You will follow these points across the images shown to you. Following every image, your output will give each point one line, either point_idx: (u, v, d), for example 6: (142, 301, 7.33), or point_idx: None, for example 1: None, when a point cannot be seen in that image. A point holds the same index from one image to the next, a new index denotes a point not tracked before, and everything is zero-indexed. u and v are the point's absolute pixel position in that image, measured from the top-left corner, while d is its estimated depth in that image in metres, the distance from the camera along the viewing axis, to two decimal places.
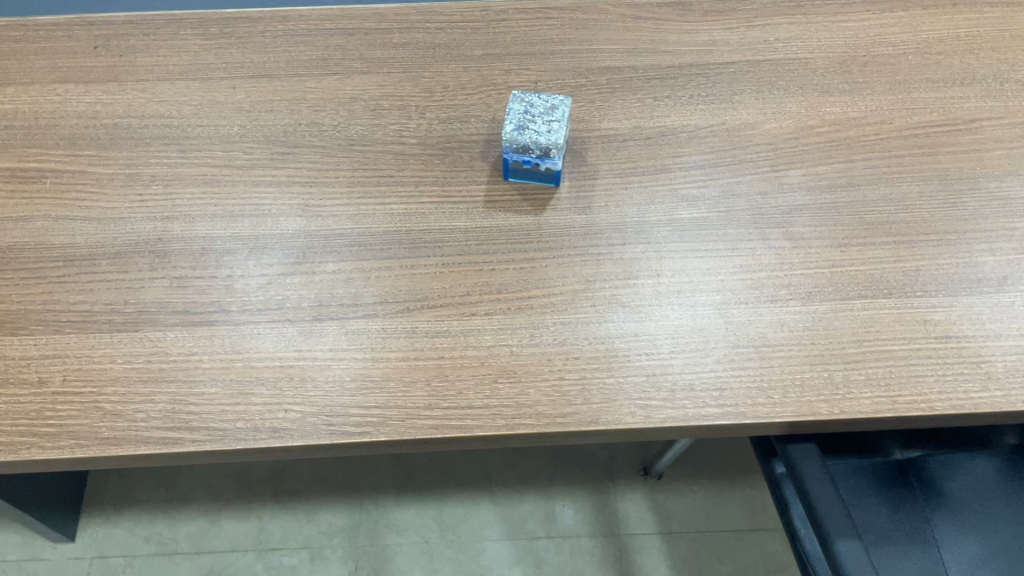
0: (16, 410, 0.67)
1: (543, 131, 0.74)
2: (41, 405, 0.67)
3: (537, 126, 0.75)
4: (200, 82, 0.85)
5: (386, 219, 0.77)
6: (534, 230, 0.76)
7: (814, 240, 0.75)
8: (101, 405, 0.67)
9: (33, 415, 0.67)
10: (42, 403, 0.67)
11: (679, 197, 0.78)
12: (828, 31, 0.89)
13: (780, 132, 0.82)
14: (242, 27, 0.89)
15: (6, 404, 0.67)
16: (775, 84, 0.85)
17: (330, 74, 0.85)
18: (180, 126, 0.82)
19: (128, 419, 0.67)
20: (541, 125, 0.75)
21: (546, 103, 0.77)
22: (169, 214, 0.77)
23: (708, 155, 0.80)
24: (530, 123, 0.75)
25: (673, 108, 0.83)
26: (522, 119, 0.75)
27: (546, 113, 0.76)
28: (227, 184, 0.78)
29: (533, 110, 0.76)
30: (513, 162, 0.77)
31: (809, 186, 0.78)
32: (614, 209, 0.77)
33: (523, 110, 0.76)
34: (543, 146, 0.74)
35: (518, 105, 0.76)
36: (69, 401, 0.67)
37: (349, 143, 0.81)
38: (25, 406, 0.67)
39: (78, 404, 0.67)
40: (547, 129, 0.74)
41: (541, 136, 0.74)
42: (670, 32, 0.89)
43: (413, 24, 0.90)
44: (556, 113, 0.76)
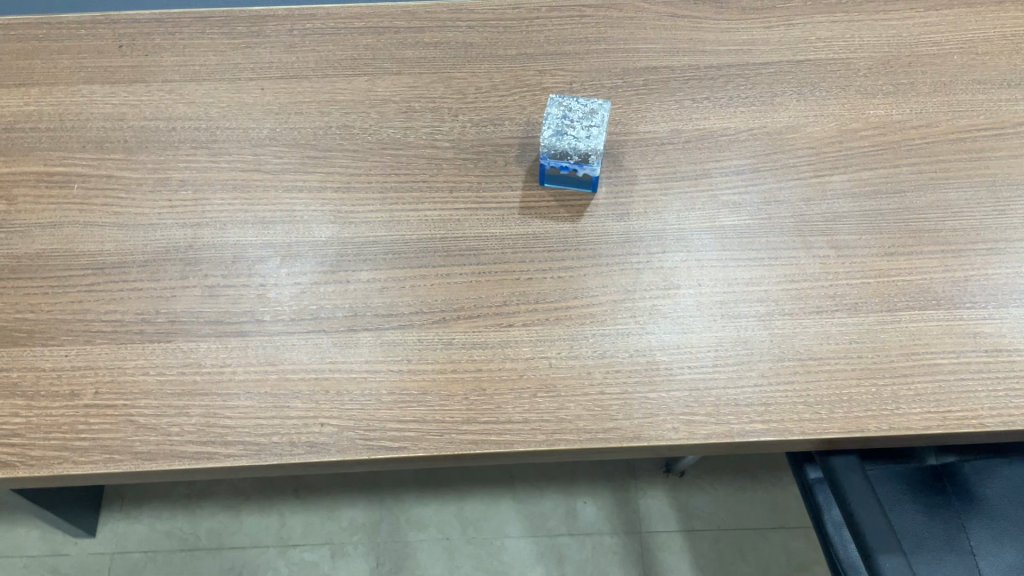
0: (48, 423, 0.66)
1: (582, 137, 0.72)
2: (72, 418, 0.66)
3: (576, 132, 0.73)
4: (228, 82, 0.83)
5: (421, 226, 0.75)
6: (571, 237, 0.75)
7: (860, 249, 0.73)
8: (134, 418, 0.66)
9: (64, 429, 0.65)
10: (74, 416, 0.66)
11: (720, 203, 0.76)
12: (871, 30, 0.86)
13: (822, 135, 0.79)
14: (269, 25, 0.87)
15: (38, 417, 0.66)
16: (817, 85, 0.82)
17: (360, 75, 0.83)
18: (209, 129, 0.80)
19: (162, 433, 0.65)
20: (580, 130, 0.73)
21: (585, 107, 0.74)
22: (199, 220, 0.75)
23: (749, 159, 0.78)
24: (569, 128, 0.73)
25: (712, 110, 0.81)
26: (561, 124, 0.73)
27: (587, 117, 0.74)
28: (257, 190, 0.77)
29: (572, 115, 0.74)
30: (551, 168, 0.75)
31: (853, 192, 0.76)
32: (653, 215, 0.76)
33: (562, 114, 0.74)
34: (582, 151, 0.72)
35: (557, 108, 0.74)
36: (102, 414, 0.66)
37: (381, 146, 0.79)
38: (56, 419, 0.66)
39: (110, 418, 0.66)
40: (586, 135, 0.72)
41: (581, 141, 0.72)
42: (708, 32, 0.86)
43: (444, 22, 0.87)
44: (596, 117, 0.74)
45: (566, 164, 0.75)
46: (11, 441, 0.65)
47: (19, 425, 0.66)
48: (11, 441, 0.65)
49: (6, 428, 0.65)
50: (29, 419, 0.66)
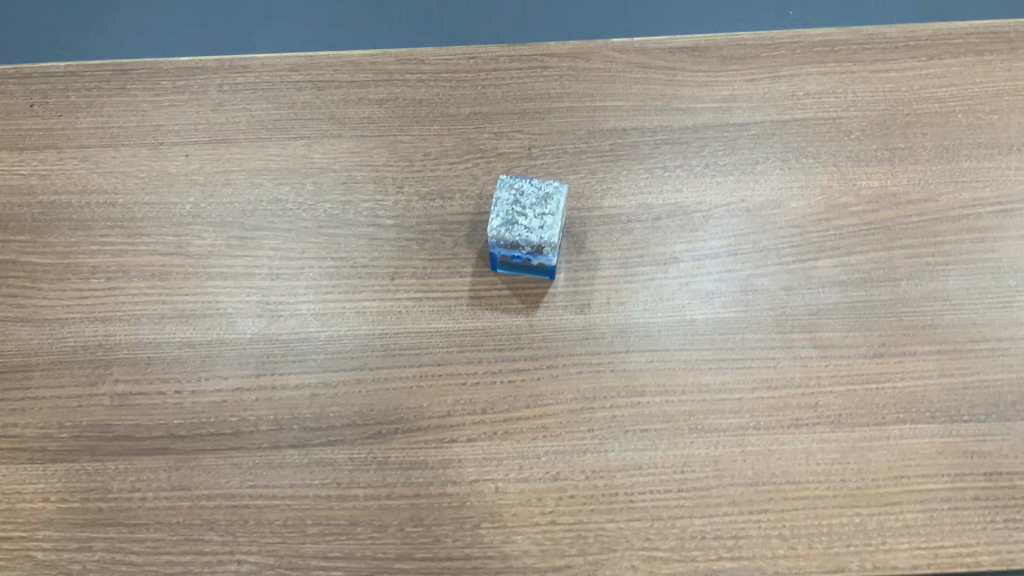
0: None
1: (535, 227, 0.64)
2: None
3: (529, 221, 0.64)
4: (149, 148, 0.75)
5: (358, 320, 0.68)
6: (524, 333, 0.67)
7: (846, 349, 0.66)
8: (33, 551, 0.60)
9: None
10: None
11: (691, 292, 0.68)
12: (866, 82, 0.77)
13: (807, 212, 0.71)
14: (196, 78, 0.78)
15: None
16: (803, 151, 0.74)
17: (296, 139, 0.75)
18: (126, 205, 0.72)
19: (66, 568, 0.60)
20: (533, 219, 0.64)
21: (539, 190, 0.66)
22: (111, 315, 0.68)
23: (725, 240, 0.70)
24: (521, 216, 0.65)
25: (685, 180, 0.73)
26: (511, 212, 0.65)
27: (540, 202, 0.65)
28: (178, 278, 0.69)
29: (525, 200, 0.65)
30: (502, 256, 0.67)
31: (840, 281, 0.68)
32: (617, 307, 0.68)
33: (513, 199, 0.66)
34: (535, 244, 0.64)
35: (507, 192, 0.66)
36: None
37: (317, 225, 0.71)
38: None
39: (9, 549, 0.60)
40: (539, 225, 0.64)
41: (533, 232, 0.64)
42: (684, 85, 0.77)
43: (391, 75, 0.78)
44: (551, 203, 0.65)
45: (519, 253, 0.67)
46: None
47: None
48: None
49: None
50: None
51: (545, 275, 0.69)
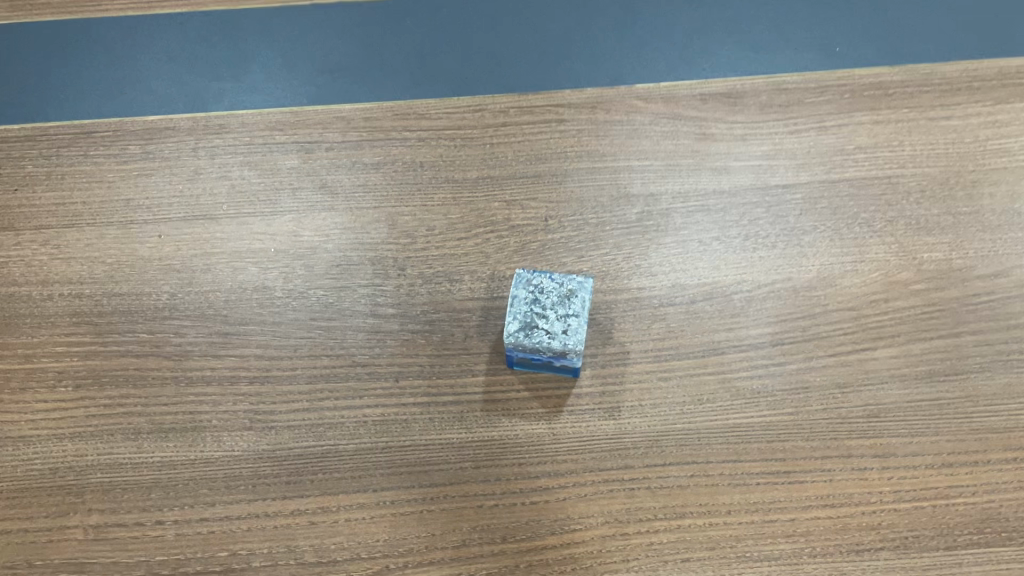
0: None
1: (558, 333, 0.56)
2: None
3: (550, 325, 0.57)
4: (118, 228, 0.66)
5: (359, 431, 0.60)
6: (547, 443, 0.60)
7: (910, 459, 0.59)
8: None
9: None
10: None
11: (733, 390, 0.61)
12: (925, 132, 0.68)
13: (863, 291, 0.63)
14: (168, 142, 0.69)
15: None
16: (855, 217, 0.66)
17: (283, 212, 0.67)
18: (93, 296, 0.64)
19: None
20: (555, 322, 0.57)
21: (561, 286, 0.58)
22: (79, 431, 0.60)
23: (770, 327, 0.62)
24: (541, 318, 0.57)
25: (722, 255, 0.65)
26: (530, 314, 0.57)
27: (563, 301, 0.57)
28: (155, 384, 0.62)
29: (545, 299, 0.57)
30: (520, 357, 0.60)
31: (902, 375, 0.61)
32: (651, 410, 0.60)
33: (532, 297, 0.58)
34: (558, 351, 0.56)
35: (525, 288, 0.58)
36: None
37: (310, 317, 0.63)
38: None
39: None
40: (562, 330, 0.56)
41: (556, 336, 0.56)
42: (719, 140, 0.68)
43: (388, 133, 0.69)
44: (575, 302, 0.57)
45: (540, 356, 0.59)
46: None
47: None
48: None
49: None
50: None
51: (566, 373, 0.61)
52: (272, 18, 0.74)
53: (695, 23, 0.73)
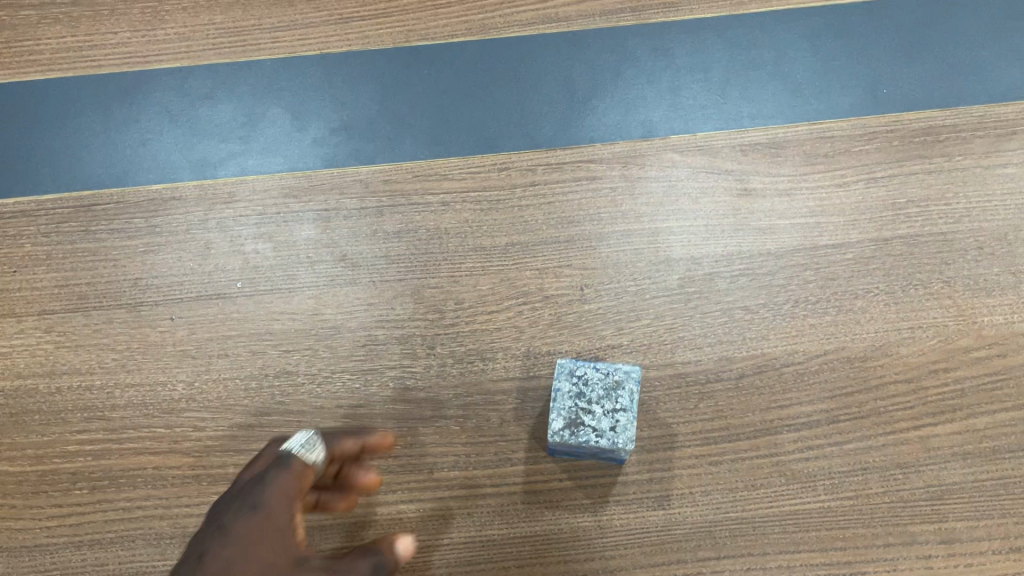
0: (267, 509, 0.45)
1: (604, 430, 0.53)
2: (279, 490, 0.46)
3: (596, 421, 0.53)
4: (127, 311, 0.62)
5: (394, 530, 0.57)
6: (594, 538, 0.57)
7: (976, 544, 0.56)
8: (302, 443, 0.50)
9: (297, 506, 0.46)
10: (271, 489, 0.46)
11: (788, 473, 0.58)
12: (981, 182, 0.64)
13: (922, 360, 0.60)
14: (175, 214, 0.65)
15: (214, 526, 0.44)
16: (910, 278, 0.62)
17: (302, 288, 0.63)
18: (104, 388, 0.60)
19: (274, 458, 0.51)
20: (601, 418, 0.53)
21: (606, 377, 0.54)
22: (98, 538, 0.57)
23: (825, 402, 0.59)
24: (586, 412, 0.53)
25: (771, 324, 0.61)
26: (574, 409, 0.53)
27: (609, 393, 0.54)
28: (175, 484, 0.58)
29: (589, 392, 0.54)
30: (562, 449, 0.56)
31: (966, 452, 0.58)
32: (702, 498, 0.57)
33: (576, 389, 0.54)
34: (606, 448, 0.52)
35: (568, 380, 0.54)
36: (282, 471, 0.48)
37: (336, 404, 0.60)
38: (243, 506, 0.45)
39: (295, 466, 0.48)
40: (610, 427, 0.53)
41: (602, 431, 0.53)
42: (763, 196, 0.64)
43: (411, 196, 0.65)
44: (622, 394, 0.54)
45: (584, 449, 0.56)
46: (276, 561, 0.42)
47: (259, 539, 0.43)
48: (290, 559, 0.43)
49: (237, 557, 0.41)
50: (220, 525, 0.44)
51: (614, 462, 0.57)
52: (279, 70, 0.69)
53: (732, 64, 0.69)
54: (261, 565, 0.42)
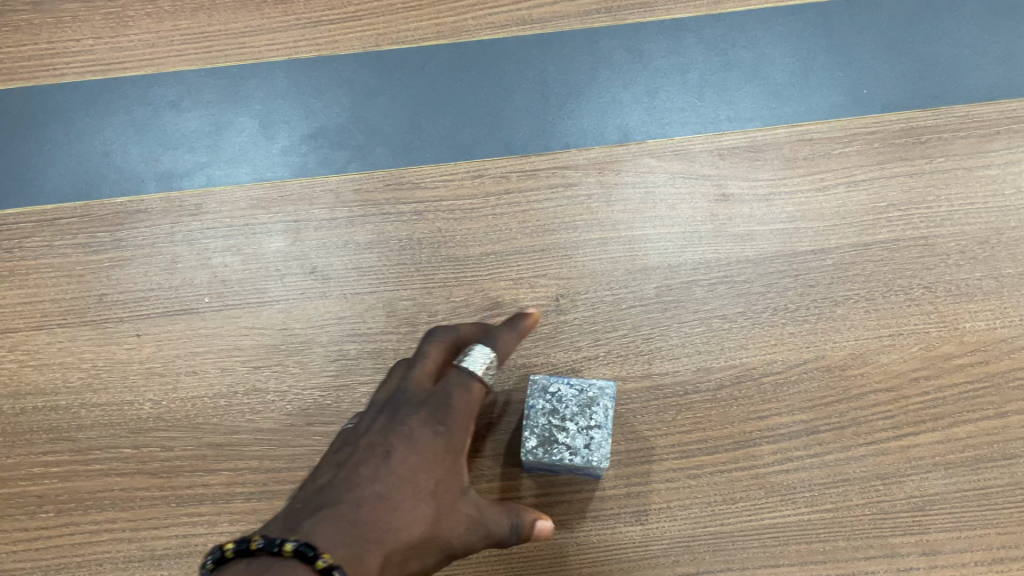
0: (456, 431, 0.46)
1: (579, 446, 0.52)
2: (463, 414, 0.47)
3: (570, 437, 0.52)
4: (92, 329, 0.61)
5: None
6: (571, 555, 0.56)
7: (959, 556, 0.55)
8: (480, 354, 0.50)
9: (467, 430, 0.47)
10: (457, 408, 0.47)
11: (767, 486, 0.57)
12: (962, 184, 0.63)
13: (902, 368, 0.59)
14: (141, 227, 0.63)
15: (395, 421, 0.46)
16: (890, 285, 0.61)
17: (272, 302, 0.61)
18: (70, 408, 0.59)
19: (445, 352, 0.51)
20: (575, 434, 0.52)
21: (580, 394, 0.54)
22: (65, 562, 0.56)
23: (804, 412, 0.58)
24: (559, 427, 0.52)
25: (750, 333, 0.60)
26: (547, 426, 0.52)
27: (583, 409, 0.53)
28: (143, 506, 0.57)
29: (563, 409, 0.53)
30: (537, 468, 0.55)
31: (948, 461, 0.57)
32: (680, 512, 0.56)
33: (549, 405, 0.53)
34: (578, 464, 0.51)
35: (542, 395, 0.54)
36: (466, 391, 0.48)
37: (306, 421, 0.58)
38: (428, 411, 0.46)
39: (476, 386, 0.48)
40: (584, 443, 0.52)
41: (575, 447, 0.52)
42: (741, 201, 0.63)
43: (382, 206, 0.64)
44: (596, 410, 0.53)
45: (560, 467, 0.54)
46: (445, 486, 0.44)
47: (439, 458, 0.44)
48: (455, 486, 0.44)
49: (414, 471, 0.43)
50: (402, 425, 0.45)
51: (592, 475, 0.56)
52: (247, 77, 0.67)
53: (710, 66, 0.67)
54: (436, 487, 0.43)
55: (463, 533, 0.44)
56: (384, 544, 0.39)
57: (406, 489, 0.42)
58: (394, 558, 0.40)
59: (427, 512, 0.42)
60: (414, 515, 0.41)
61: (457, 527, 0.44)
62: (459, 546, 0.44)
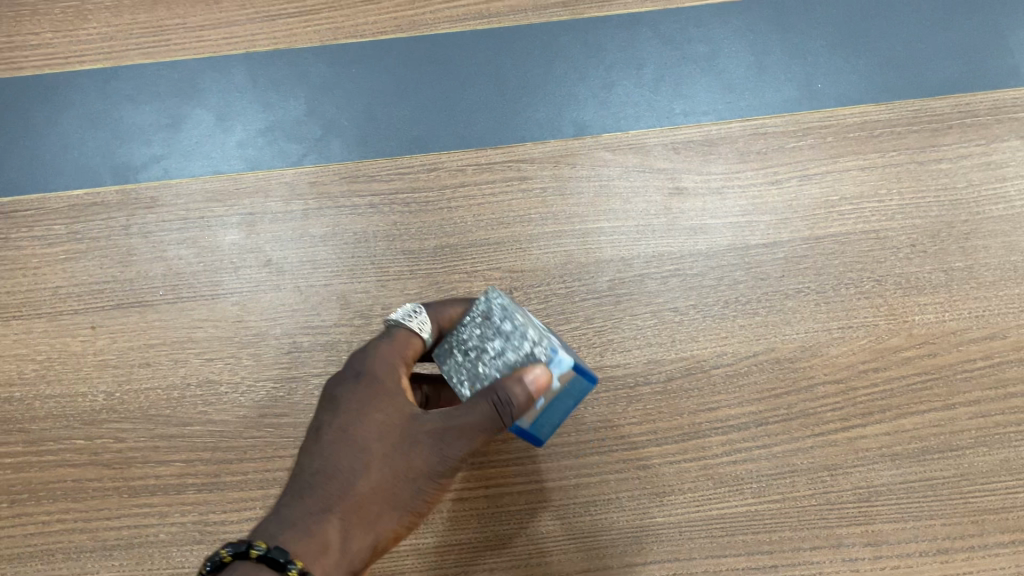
0: (385, 371, 0.46)
1: (502, 355, 0.46)
2: (386, 355, 0.47)
3: (491, 356, 0.47)
4: (46, 320, 0.61)
5: None
6: (520, 545, 0.56)
7: (903, 546, 0.55)
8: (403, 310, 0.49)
9: (401, 368, 0.47)
10: (377, 354, 0.47)
11: (716, 478, 0.57)
12: (914, 179, 0.63)
13: (852, 360, 0.59)
14: (97, 219, 0.63)
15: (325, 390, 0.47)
16: (841, 278, 0.61)
17: (226, 295, 0.61)
18: (23, 400, 0.59)
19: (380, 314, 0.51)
20: (492, 351, 0.47)
21: (472, 318, 0.48)
22: (16, 552, 0.56)
23: (754, 404, 0.58)
24: (478, 355, 0.47)
25: (701, 325, 0.60)
26: (468, 366, 0.47)
27: (485, 323, 0.48)
28: (94, 496, 0.57)
29: (467, 343, 0.47)
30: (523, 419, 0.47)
31: (895, 452, 0.57)
32: (629, 502, 0.57)
33: (455, 346, 0.48)
34: (517, 363, 0.46)
35: (446, 345, 0.48)
36: (386, 340, 0.48)
37: (258, 413, 0.58)
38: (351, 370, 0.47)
39: (400, 332, 0.48)
40: (504, 350, 0.46)
41: (503, 356, 0.46)
42: (694, 195, 0.63)
43: (337, 199, 0.64)
44: (492, 316, 0.48)
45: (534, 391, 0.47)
46: (390, 428, 0.45)
47: (371, 409, 0.45)
48: (403, 425, 0.45)
49: (347, 431, 0.45)
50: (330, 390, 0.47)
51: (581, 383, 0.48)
52: (206, 72, 0.67)
53: (666, 60, 0.68)
54: (373, 438, 0.44)
55: (432, 457, 0.44)
56: (333, 510, 0.43)
57: (344, 454, 0.44)
58: (351, 516, 0.43)
59: (372, 467, 0.44)
60: (357, 477, 0.44)
61: (421, 456, 0.44)
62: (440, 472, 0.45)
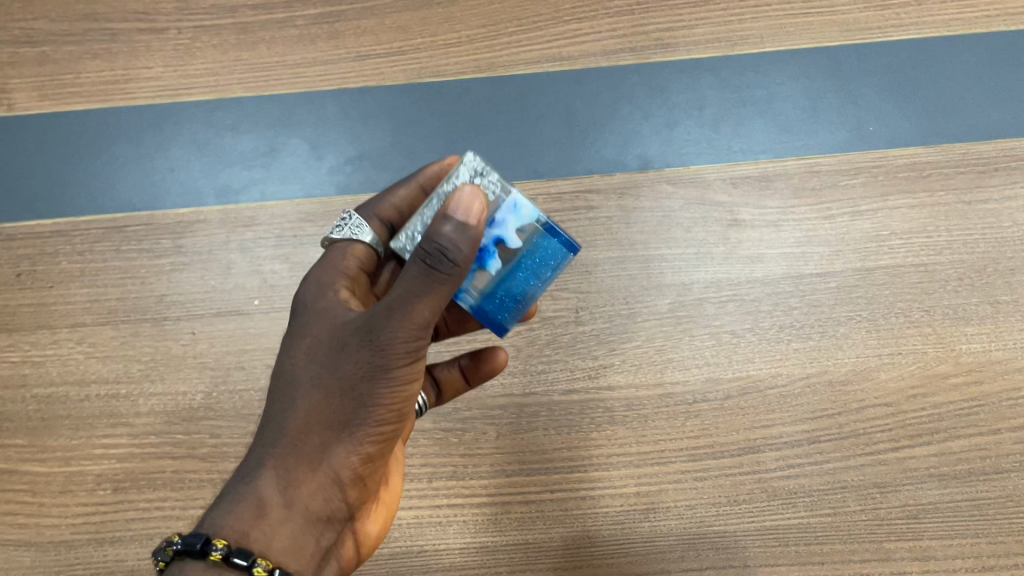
0: (314, 297, 0.44)
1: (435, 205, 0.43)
2: (322, 276, 0.45)
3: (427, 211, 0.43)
4: (151, 325, 0.67)
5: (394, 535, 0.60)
6: (583, 546, 0.60)
7: (948, 562, 0.59)
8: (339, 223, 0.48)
9: (335, 285, 0.44)
10: (310, 284, 0.45)
11: (769, 491, 0.60)
12: (961, 217, 0.67)
13: (901, 384, 0.63)
14: (199, 236, 0.69)
15: None
16: (891, 308, 0.65)
17: None
18: (128, 396, 0.65)
19: None
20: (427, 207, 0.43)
21: None
22: (119, 535, 0.61)
23: (807, 423, 0.62)
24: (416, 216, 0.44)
25: (757, 347, 0.64)
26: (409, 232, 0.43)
27: None
28: (191, 486, 0.62)
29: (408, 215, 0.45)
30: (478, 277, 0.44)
31: (942, 473, 0.61)
32: (686, 511, 0.60)
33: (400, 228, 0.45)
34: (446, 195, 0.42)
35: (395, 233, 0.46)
36: (325, 257, 0.47)
37: None
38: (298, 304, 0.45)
39: (339, 244, 0.47)
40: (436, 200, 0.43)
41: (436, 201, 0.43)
42: (751, 228, 0.68)
43: None
44: None
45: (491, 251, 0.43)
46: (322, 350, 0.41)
47: (305, 335, 0.42)
48: (334, 339, 0.41)
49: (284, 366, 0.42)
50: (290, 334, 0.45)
51: (552, 243, 0.44)
52: (300, 104, 0.73)
53: (725, 101, 0.72)
54: (306, 365, 0.41)
55: (359, 358, 0.39)
56: (269, 458, 0.40)
57: (282, 393, 0.41)
58: (288, 459, 0.40)
59: (308, 395, 0.40)
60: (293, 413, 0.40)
61: (349, 363, 0.40)
62: (380, 372, 0.39)
